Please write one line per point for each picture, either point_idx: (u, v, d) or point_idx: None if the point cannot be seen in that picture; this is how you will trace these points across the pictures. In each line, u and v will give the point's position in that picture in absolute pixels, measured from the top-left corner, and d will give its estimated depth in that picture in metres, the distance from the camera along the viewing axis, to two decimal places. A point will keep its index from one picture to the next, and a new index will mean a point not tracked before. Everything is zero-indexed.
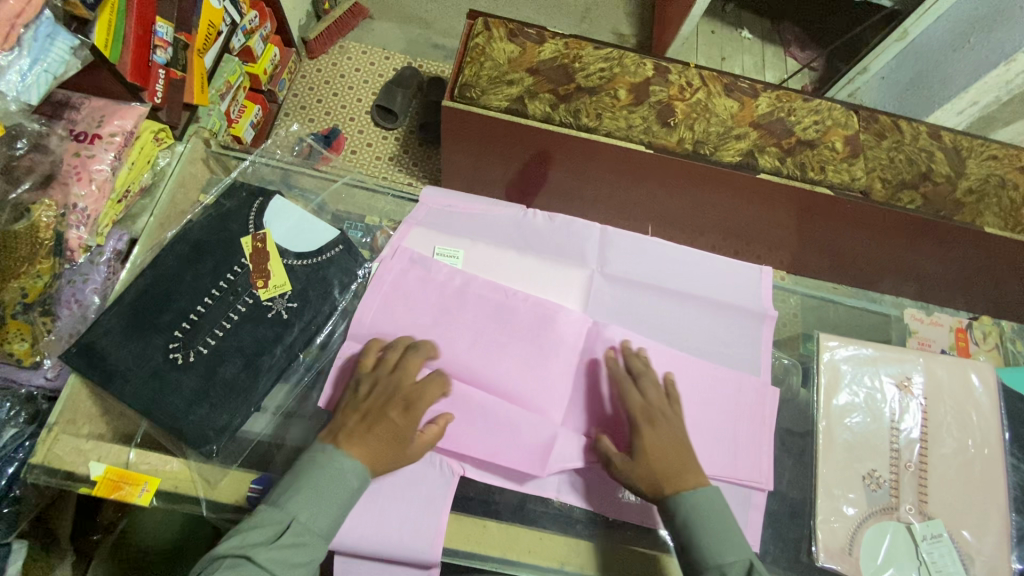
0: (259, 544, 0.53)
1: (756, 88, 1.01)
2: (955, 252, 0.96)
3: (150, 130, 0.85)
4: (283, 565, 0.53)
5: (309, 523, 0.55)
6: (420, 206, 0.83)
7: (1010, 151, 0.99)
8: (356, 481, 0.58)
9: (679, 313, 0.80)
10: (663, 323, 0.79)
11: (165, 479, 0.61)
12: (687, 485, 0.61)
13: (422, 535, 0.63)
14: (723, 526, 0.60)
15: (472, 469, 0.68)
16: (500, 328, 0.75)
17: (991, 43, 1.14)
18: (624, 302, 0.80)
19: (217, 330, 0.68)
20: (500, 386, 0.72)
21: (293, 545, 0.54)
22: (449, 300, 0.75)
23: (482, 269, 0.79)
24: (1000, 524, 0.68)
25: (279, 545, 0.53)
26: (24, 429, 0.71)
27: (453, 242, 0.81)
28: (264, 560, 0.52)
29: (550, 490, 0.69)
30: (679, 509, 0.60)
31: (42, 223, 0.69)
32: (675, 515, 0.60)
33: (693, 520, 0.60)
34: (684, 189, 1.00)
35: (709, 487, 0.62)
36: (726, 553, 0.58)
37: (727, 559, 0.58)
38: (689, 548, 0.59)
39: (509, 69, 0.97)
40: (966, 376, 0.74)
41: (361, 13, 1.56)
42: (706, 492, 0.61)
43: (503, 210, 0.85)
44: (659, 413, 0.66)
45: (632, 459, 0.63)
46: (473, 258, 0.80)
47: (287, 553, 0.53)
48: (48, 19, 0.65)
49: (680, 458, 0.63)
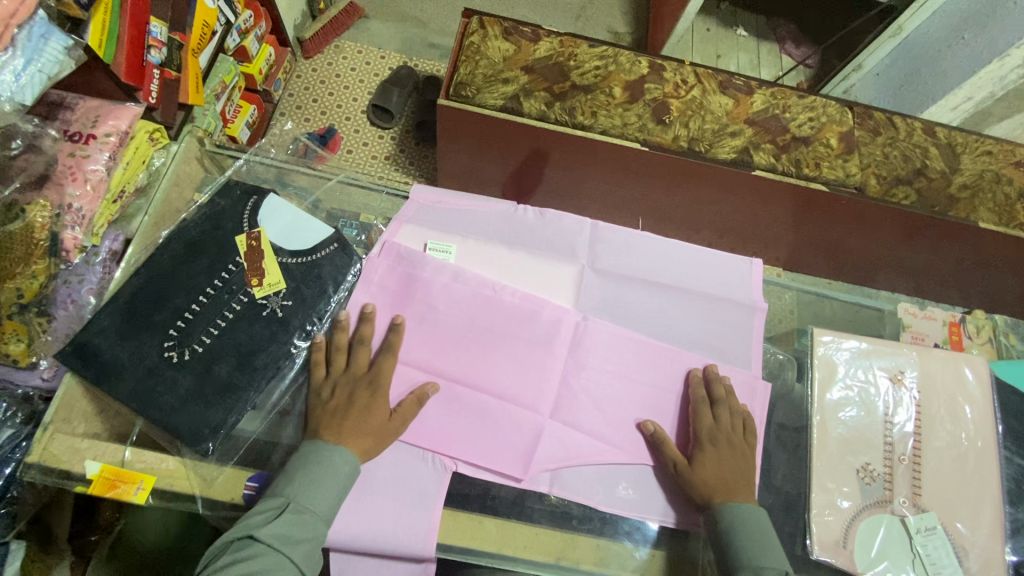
0: (261, 524, 0.56)
1: (751, 85, 1.01)
2: (949, 247, 0.96)
3: (144, 130, 0.85)
4: (288, 540, 0.56)
5: (307, 502, 0.58)
6: (410, 203, 0.83)
7: (1004, 146, 0.99)
8: (346, 466, 0.62)
9: (670, 307, 0.80)
10: (654, 317, 0.79)
11: (160, 478, 0.61)
12: (735, 500, 0.65)
13: (417, 530, 0.63)
14: (768, 538, 0.62)
15: (465, 465, 0.68)
16: (492, 323, 0.75)
17: (984, 38, 1.15)
18: (617, 297, 0.80)
19: (212, 328, 0.68)
20: (489, 380, 0.72)
21: (295, 522, 0.57)
22: (441, 296, 0.75)
23: (475, 265, 0.79)
24: (993, 516, 0.68)
25: (281, 521, 0.56)
26: (21, 429, 0.71)
27: (445, 239, 0.81)
28: (267, 537, 0.55)
29: (543, 486, 0.69)
30: (722, 515, 0.64)
31: (36, 223, 0.70)
32: (718, 521, 0.64)
33: (736, 526, 0.63)
34: (677, 186, 1.00)
35: (753, 505, 0.65)
36: (763, 558, 0.60)
37: (762, 562, 0.60)
38: (725, 551, 0.62)
39: (505, 67, 0.98)
40: (959, 370, 0.75)
41: (355, 12, 1.56)
42: (749, 508, 0.64)
43: (493, 205, 0.85)
44: (724, 436, 0.69)
45: (694, 469, 0.67)
46: (465, 254, 0.80)
47: (291, 529, 0.56)
48: (42, 19, 0.65)
49: (731, 476, 0.66)
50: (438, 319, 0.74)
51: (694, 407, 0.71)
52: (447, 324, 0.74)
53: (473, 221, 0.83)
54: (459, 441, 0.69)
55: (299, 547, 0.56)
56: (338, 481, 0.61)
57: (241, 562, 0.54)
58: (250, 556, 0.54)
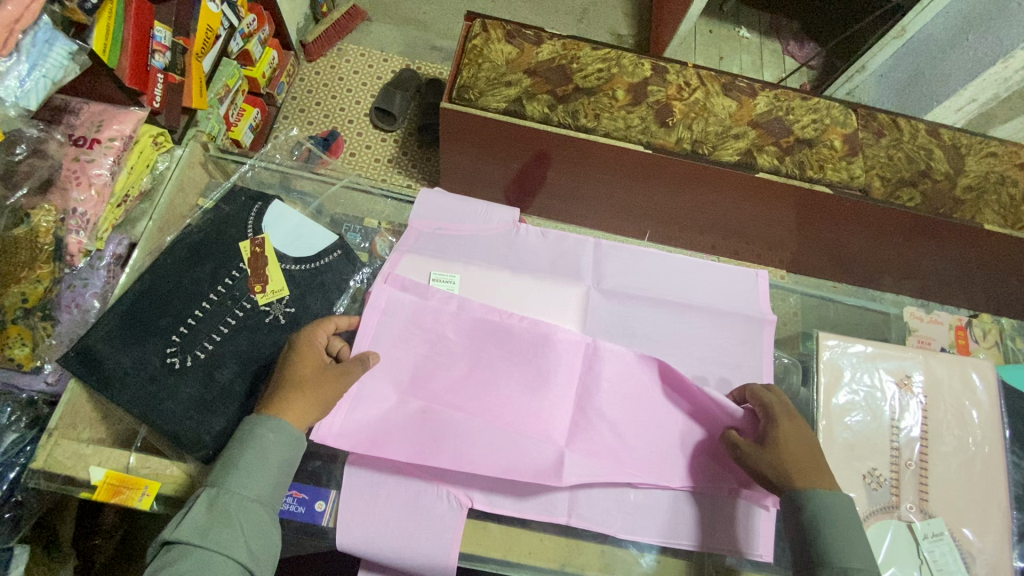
0: (176, 524, 0.50)
1: (754, 87, 1.01)
2: (955, 249, 0.96)
3: (149, 134, 0.85)
4: (205, 535, 0.50)
5: (229, 487, 0.53)
6: (410, 232, 0.80)
7: (1010, 148, 0.98)
8: (269, 433, 0.56)
9: (677, 325, 0.78)
10: (661, 336, 0.78)
11: (164, 484, 0.60)
12: (820, 485, 0.57)
13: (440, 539, 0.62)
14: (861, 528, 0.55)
15: (481, 501, 0.64)
16: (498, 350, 0.72)
17: (989, 40, 1.14)
18: (623, 317, 0.78)
19: (215, 334, 0.68)
20: (503, 408, 0.68)
21: (215, 510, 0.51)
22: (453, 313, 0.73)
23: (481, 294, 0.77)
24: (1001, 522, 0.68)
25: (213, 515, 0.51)
26: (25, 434, 0.71)
27: (448, 267, 0.78)
28: (182, 535, 0.49)
29: (561, 516, 0.65)
30: (806, 503, 0.56)
31: (41, 227, 0.70)
32: (803, 512, 0.56)
33: (824, 516, 0.55)
34: (683, 190, 1.00)
35: (842, 492, 0.57)
36: (855, 559, 0.53)
37: (852, 564, 0.52)
38: (812, 547, 0.54)
39: (508, 70, 0.98)
40: (965, 374, 0.74)
41: (359, 15, 1.56)
42: (839, 497, 0.56)
43: (494, 226, 0.82)
44: (788, 412, 0.63)
45: (768, 450, 0.61)
46: (469, 284, 0.77)
47: (209, 520, 0.50)
48: (47, 24, 0.65)
49: (810, 457, 0.60)
50: (447, 350, 0.71)
51: (759, 392, 0.66)
52: (455, 354, 0.71)
53: (474, 245, 0.80)
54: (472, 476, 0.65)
55: (220, 538, 0.50)
56: (274, 461, 0.55)
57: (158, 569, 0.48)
58: (175, 561, 0.48)
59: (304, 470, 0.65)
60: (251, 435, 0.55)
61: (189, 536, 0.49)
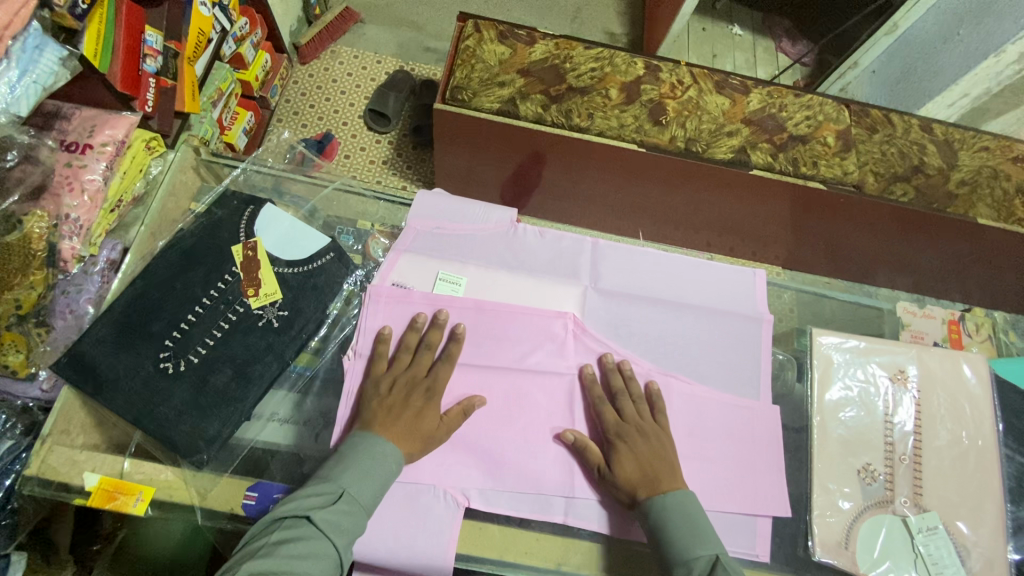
0: (316, 508, 0.55)
1: (747, 84, 1.01)
2: (949, 243, 0.96)
3: (142, 139, 0.85)
4: (335, 529, 0.55)
5: (358, 493, 0.57)
6: (408, 232, 0.80)
7: (1002, 142, 0.99)
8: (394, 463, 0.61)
9: (676, 323, 0.78)
10: (662, 336, 0.77)
11: (159, 488, 0.61)
12: (660, 491, 0.62)
13: (437, 538, 0.62)
14: (695, 525, 0.60)
15: (478, 500, 0.65)
16: (506, 438, 0.68)
17: (980, 35, 1.14)
18: (622, 317, 0.78)
19: (209, 339, 0.68)
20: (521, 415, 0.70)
21: (344, 512, 0.56)
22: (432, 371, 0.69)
23: (481, 296, 0.76)
24: (995, 515, 0.68)
25: (332, 510, 0.55)
26: (21, 442, 0.70)
27: (453, 268, 0.78)
28: (319, 521, 0.54)
29: (558, 515, 0.66)
30: (651, 514, 0.61)
31: (35, 233, 0.70)
32: (648, 518, 0.61)
33: (664, 521, 0.60)
34: (675, 188, 1.01)
35: (684, 493, 0.62)
36: (698, 548, 0.58)
37: (694, 555, 0.57)
38: (660, 546, 0.59)
39: (500, 70, 0.98)
40: (958, 367, 0.75)
41: (351, 17, 1.57)
42: (680, 496, 0.61)
43: (491, 225, 0.82)
44: (635, 428, 0.66)
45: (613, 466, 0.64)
46: (474, 285, 0.77)
47: (339, 517, 0.55)
48: (37, 29, 0.65)
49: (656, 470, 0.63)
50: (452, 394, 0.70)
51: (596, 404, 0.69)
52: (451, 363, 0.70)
53: (471, 244, 0.80)
54: (469, 475, 0.66)
55: (343, 537, 0.55)
56: (386, 476, 0.60)
57: (289, 542, 0.52)
58: (300, 539, 0.53)
59: (300, 473, 0.66)
60: (375, 449, 0.61)
61: (322, 524, 0.54)
